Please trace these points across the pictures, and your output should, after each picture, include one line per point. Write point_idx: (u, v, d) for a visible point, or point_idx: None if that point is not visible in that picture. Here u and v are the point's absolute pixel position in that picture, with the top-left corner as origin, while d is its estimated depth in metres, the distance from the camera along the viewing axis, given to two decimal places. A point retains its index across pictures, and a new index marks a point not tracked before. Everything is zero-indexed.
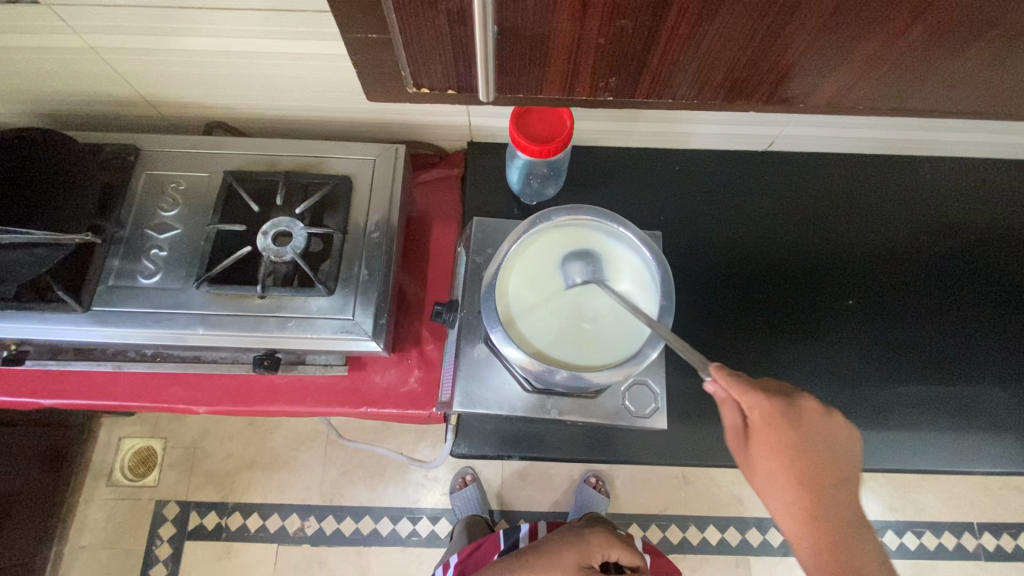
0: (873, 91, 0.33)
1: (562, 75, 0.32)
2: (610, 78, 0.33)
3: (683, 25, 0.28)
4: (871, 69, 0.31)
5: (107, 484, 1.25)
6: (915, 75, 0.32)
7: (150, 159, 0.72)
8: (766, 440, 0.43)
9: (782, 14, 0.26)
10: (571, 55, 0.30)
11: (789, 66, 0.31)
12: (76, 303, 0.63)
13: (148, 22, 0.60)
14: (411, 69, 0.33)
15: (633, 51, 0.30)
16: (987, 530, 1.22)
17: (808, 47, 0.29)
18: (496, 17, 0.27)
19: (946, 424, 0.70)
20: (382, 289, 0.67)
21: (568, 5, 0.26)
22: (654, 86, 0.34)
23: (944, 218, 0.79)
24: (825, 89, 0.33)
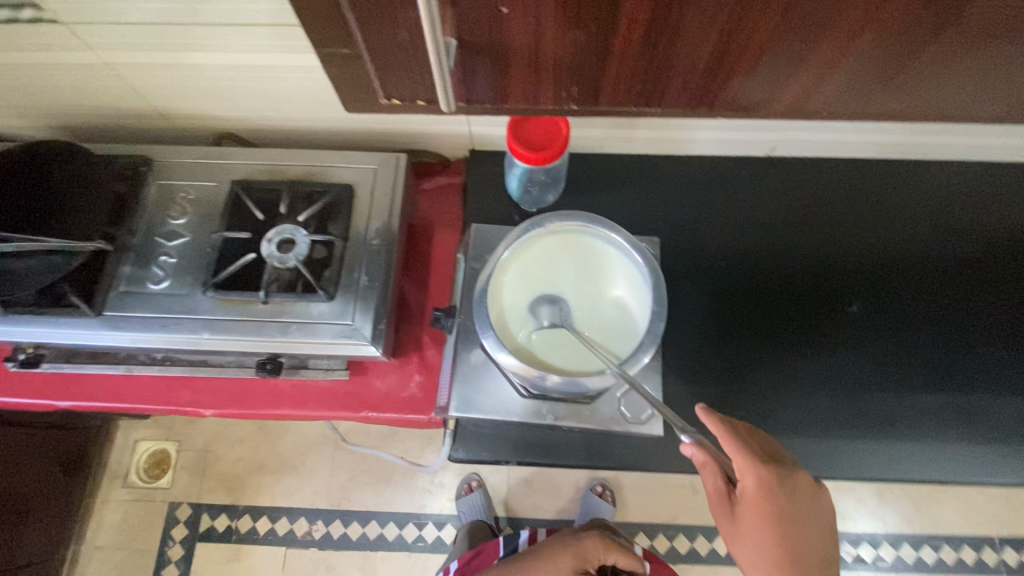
0: (843, 96, 0.34)
1: (526, 86, 0.33)
2: (572, 87, 0.33)
3: (637, 33, 0.29)
4: (836, 70, 0.31)
5: (122, 485, 1.28)
6: (887, 74, 0.31)
7: (161, 170, 0.75)
8: (751, 505, 0.45)
9: (734, 18, 0.27)
10: (535, 64, 0.31)
11: (754, 71, 0.32)
12: (88, 307, 0.65)
13: (160, 38, 0.63)
14: (384, 82, 0.34)
15: (590, 62, 0.31)
16: (1010, 545, 1.18)
17: (772, 46, 0.29)
18: (462, 30, 0.29)
19: (952, 432, 0.69)
20: (381, 295, 0.68)
21: (521, 18, 0.28)
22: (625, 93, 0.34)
23: (952, 223, 0.78)
24: (792, 96, 0.34)
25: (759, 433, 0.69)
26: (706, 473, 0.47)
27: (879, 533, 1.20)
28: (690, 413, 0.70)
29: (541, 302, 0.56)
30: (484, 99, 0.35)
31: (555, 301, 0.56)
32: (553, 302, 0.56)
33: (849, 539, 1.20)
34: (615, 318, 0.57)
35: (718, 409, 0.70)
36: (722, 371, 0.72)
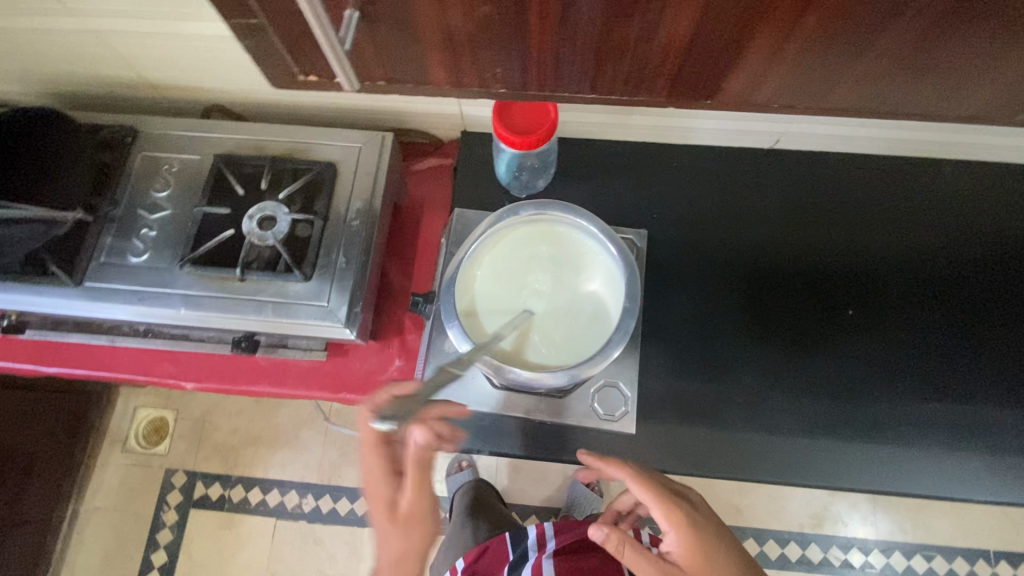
0: (806, 78, 0.33)
1: (447, 67, 0.35)
2: (495, 70, 0.34)
3: (554, 12, 0.29)
4: (801, 33, 0.29)
5: (121, 449, 1.31)
6: (855, 44, 0.30)
7: (147, 142, 0.74)
8: (681, 549, 0.53)
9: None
10: (451, 42, 0.32)
11: (692, 48, 0.31)
12: (67, 277, 0.66)
13: (142, 5, 0.61)
14: (296, 55, 0.35)
15: (525, 13, 0.30)
16: (1005, 559, 1.15)
17: (712, 8, 0.28)
18: (367, 3, 0.30)
19: (944, 444, 0.66)
20: (359, 277, 0.67)
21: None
22: (553, 66, 0.34)
23: (962, 225, 0.74)
24: (748, 71, 0.33)
25: (741, 435, 0.67)
26: (631, 556, 0.54)
27: (871, 539, 1.18)
28: (672, 411, 0.68)
29: (512, 294, 0.55)
30: (398, 76, 0.36)
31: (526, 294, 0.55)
32: (522, 294, 0.55)
33: (838, 544, 1.18)
34: (588, 312, 0.55)
35: (701, 409, 0.68)
36: (705, 370, 0.70)
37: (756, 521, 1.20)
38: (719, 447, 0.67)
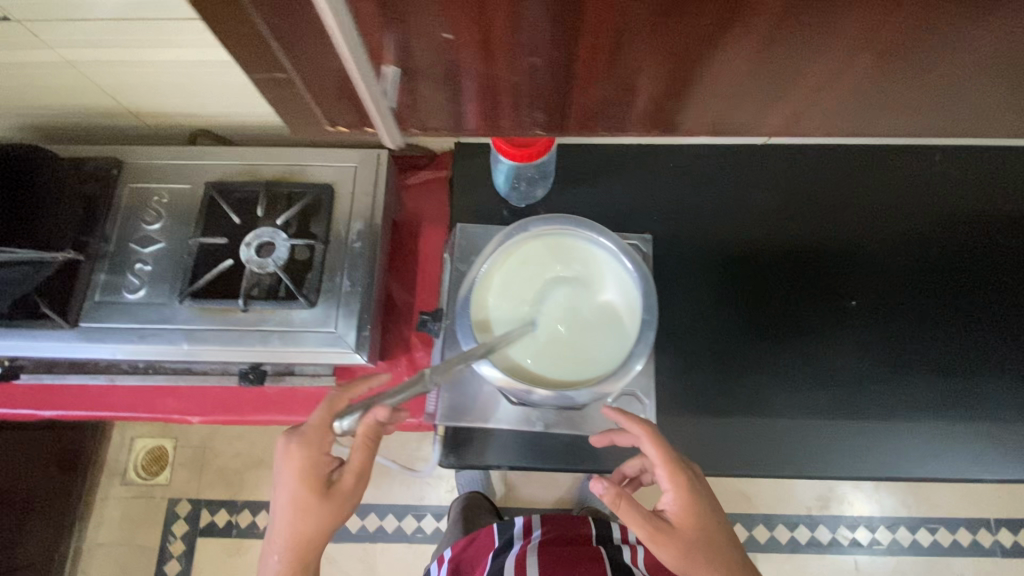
0: (848, 106, 0.32)
1: (482, 109, 0.34)
2: (536, 112, 0.34)
3: (600, 64, 0.29)
4: (849, 74, 0.29)
5: (121, 482, 1.28)
6: (905, 81, 0.29)
7: (133, 173, 0.72)
8: (677, 509, 0.53)
9: (706, 45, 0.27)
10: (489, 90, 0.32)
11: (732, 91, 0.31)
12: (63, 320, 0.63)
13: (123, 36, 0.59)
14: (324, 108, 0.34)
15: (566, 54, 0.28)
16: (1005, 526, 1.18)
17: (762, 55, 0.28)
18: (400, 56, 0.29)
19: (958, 425, 0.67)
20: (365, 300, 0.66)
21: (467, 47, 0.28)
22: (591, 105, 0.33)
23: (956, 209, 0.75)
24: (792, 107, 0.32)
25: (757, 429, 0.67)
26: (628, 511, 0.52)
27: (876, 516, 1.20)
28: (688, 410, 0.68)
29: (527, 310, 0.55)
30: (432, 124, 0.36)
31: (541, 308, 0.55)
32: (537, 309, 0.55)
33: (845, 523, 1.20)
34: (604, 324, 0.55)
35: (717, 407, 0.68)
36: (719, 369, 0.69)
37: (764, 507, 1.21)
38: (738, 445, 0.66)
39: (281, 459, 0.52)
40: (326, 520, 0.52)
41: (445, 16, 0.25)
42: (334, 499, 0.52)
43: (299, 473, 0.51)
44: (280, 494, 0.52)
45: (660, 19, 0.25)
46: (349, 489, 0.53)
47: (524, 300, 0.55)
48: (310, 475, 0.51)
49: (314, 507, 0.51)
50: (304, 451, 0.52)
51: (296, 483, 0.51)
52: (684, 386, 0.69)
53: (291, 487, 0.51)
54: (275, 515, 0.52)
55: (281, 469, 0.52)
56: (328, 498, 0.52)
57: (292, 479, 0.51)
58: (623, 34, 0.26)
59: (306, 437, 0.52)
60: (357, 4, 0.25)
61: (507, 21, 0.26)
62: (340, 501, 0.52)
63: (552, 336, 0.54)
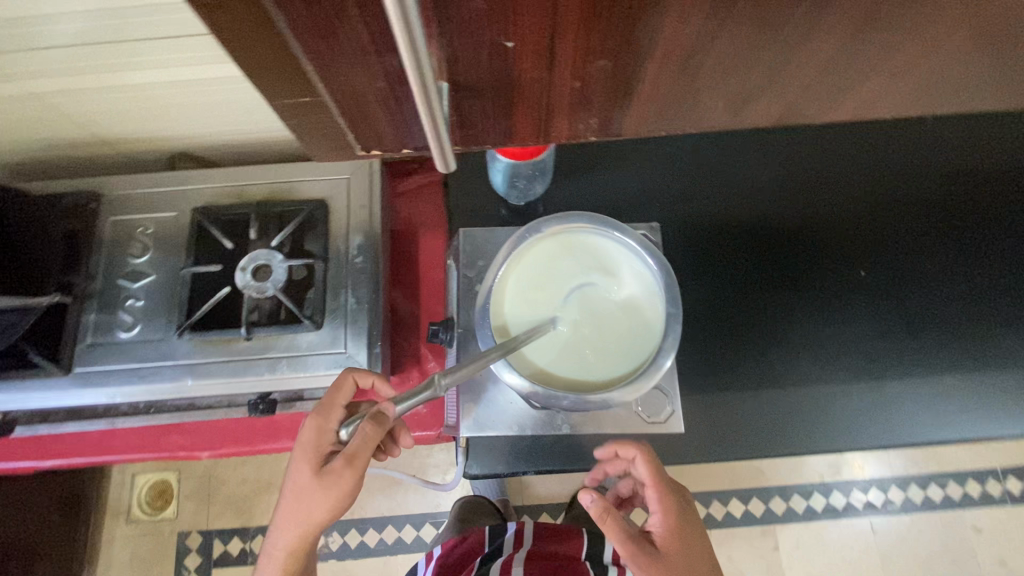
0: (914, 98, 0.31)
1: (533, 121, 0.32)
2: (591, 119, 0.32)
3: (672, 62, 0.26)
4: (933, 56, 0.27)
5: (126, 521, 1.23)
6: (984, 57, 0.28)
7: (113, 204, 0.68)
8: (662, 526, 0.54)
9: (798, 34, 0.25)
10: (542, 98, 0.29)
11: (809, 85, 0.29)
12: (56, 366, 0.60)
13: (92, 60, 0.56)
14: (359, 132, 0.31)
15: (637, 56, 0.26)
16: (1012, 475, 1.21)
17: (851, 45, 0.26)
18: (454, 73, 0.26)
19: (981, 386, 0.67)
20: (373, 316, 0.64)
21: (528, 53, 0.25)
22: (650, 108, 0.31)
23: (958, 170, 0.75)
24: (861, 95, 0.30)
25: (779, 408, 0.66)
26: (614, 527, 0.53)
27: (887, 477, 1.22)
28: (710, 397, 0.67)
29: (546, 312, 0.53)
30: (477, 140, 0.33)
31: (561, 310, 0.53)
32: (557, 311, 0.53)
33: (858, 487, 1.22)
34: (628, 322, 0.53)
35: (739, 391, 0.67)
36: (738, 352, 0.68)
37: (779, 479, 1.22)
38: (767, 426, 0.66)
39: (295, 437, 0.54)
40: (316, 502, 0.49)
41: (508, 20, 0.23)
42: (328, 481, 0.49)
43: (303, 450, 0.52)
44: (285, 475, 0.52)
45: (752, 9, 0.23)
46: (342, 475, 0.49)
47: (544, 302, 0.53)
48: (312, 452, 0.51)
49: (308, 487, 0.50)
50: (313, 430, 0.53)
51: (300, 459, 0.51)
52: (705, 373, 0.68)
53: (295, 465, 0.51)
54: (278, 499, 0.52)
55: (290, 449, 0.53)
56: (322, 477, 0.49)
57: (298, 455, 0.52)
58: (705, 26, 0.24)
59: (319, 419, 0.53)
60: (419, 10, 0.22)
61: (578, 20, 0.23)
62: (334, 484, 0.49)
63: (575, 337, 0.53)
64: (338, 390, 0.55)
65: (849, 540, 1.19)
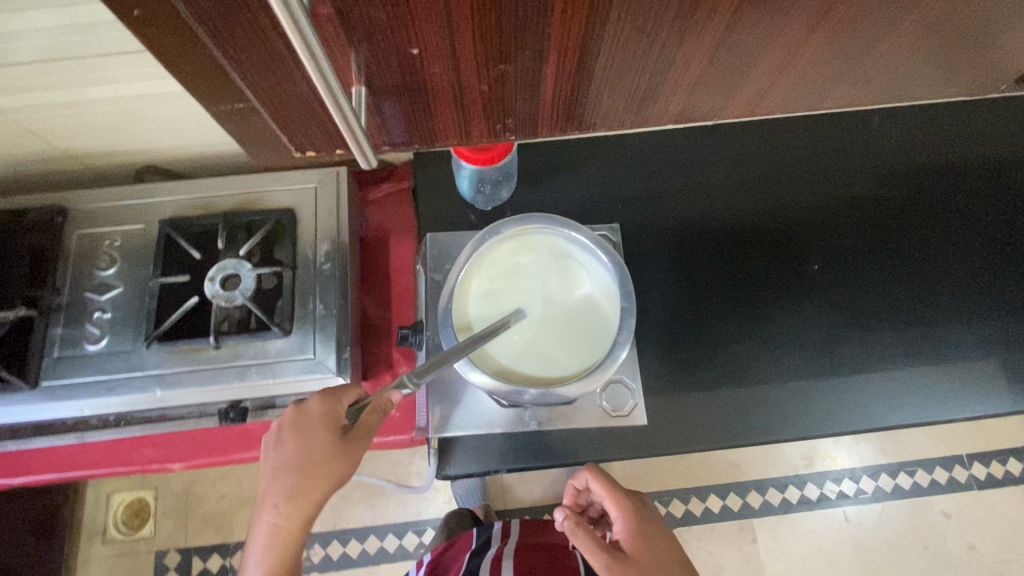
0: (801, 86, 0.34)
1: (455, 121, 0.34)
2: (507, 119, 0.34)
3: (567, 62, 0.29)
4: (805, 50, 0.30)
5: (102, 542, 1.20)
6: (859, 49, 0.31)
7: (79, 218, 0.68)
8: (624, 529, 0.57)
9: (674, 36, 0.27)
10: (457, 101, 0.31)
11: (699, 81, 0.32)
12: (21, 381, 0.60)
13: (50, 76, 0.56)
14: (290, 135, 0.32)
15: (530, 61, 0.28)
16: (977, 460, 1.25)
17: (723, 43, 0.28)
18: (369, 76, 0.28)
19: (930, 369, 0.70)
20: (341, 321, 0.65)
21: (434, 60, 0.27)
22: (561, 106, 0.33)
23: (898, 165, 0.79)
24: (755, 86, 0.33)
25: (739, 398, 0.68)
26: (581, 538, 0.56)
27: (859, 467, 1.26)
28: (674, 389, 0.69)
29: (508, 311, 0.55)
30: (403, 139, 0.35)
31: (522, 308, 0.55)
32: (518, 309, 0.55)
33: (831, 478, 1.25)
34: (587, 318, 0.55)
35: (702, 383, 0.69)
36: (701, 346, 0.71)
37: (755, 474, 1.25)
38: (730, 417, 0.68)
39: (295, 410, 0.50)
40: (336, 469, 0.48)
41: (410, 31, 0.25)
42: (352, 450, 0.49)
43: (315, 420, 0.49)
44: (285, 447, 0.48)
45: (630, 13, 0.25)
46: (362, 444, 0.51)
47: (505, 301, 0.55)
48: (327, 422, 0.49)
49: (329, 453, 0.48)
50: (329, 401, 0.51)
51: (315, 428, 0.49)
52: (670, 367, 0.70)
53: (309, 435, 0.48)
54: (274, 473, 0.47)
55: (293, 422, 0.49)
56: (346, 444, 0.49)
57: (309, 425, 0.49)
58: (589, 29, 0.26)
59: (327, 394, 0.52)
60: (321, 22, 0.24)
61: (472, 28, 0.25)
62: (356, 453, 0.50)
63: (537, 335, 0.54)
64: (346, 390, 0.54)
65: (824, 530, 1.22)
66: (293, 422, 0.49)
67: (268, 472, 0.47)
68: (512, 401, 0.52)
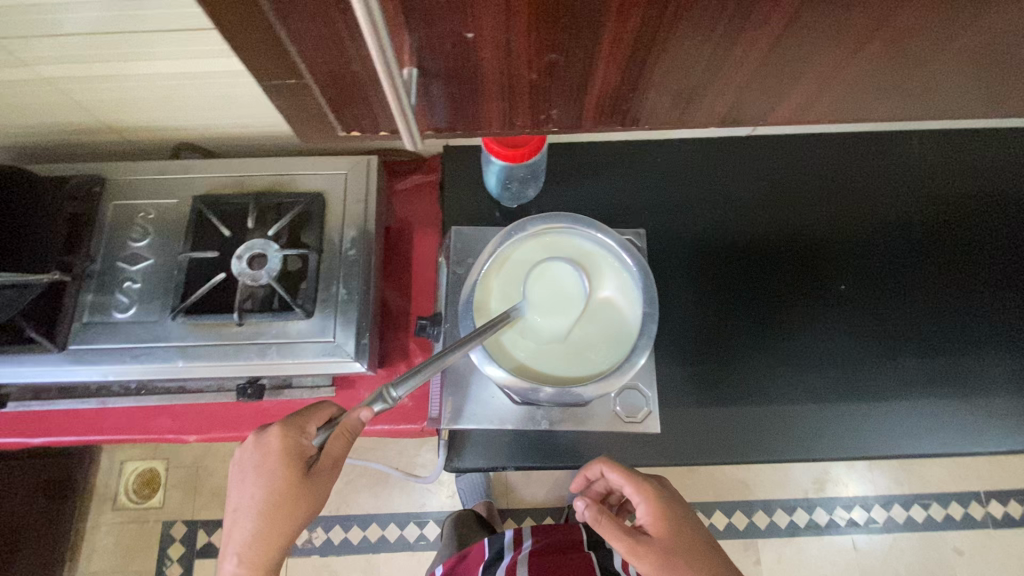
0: (847, 97, 0.33)
1: (499, 109, 0.34)
2: (550, 110, 0.34)
3: (619, 56, 0.29)
4: (858, 61, 0.30)
5: (112, 508, 1.23)
6: (914, 64, 0.30)
7: (116, 189, 0.70)
8: (648, 518, 0.54)
9: (729, 37, 0.27)
10: (504, 87, 0.32)
11: (747, 84, 0.31)
12: (50, 342, 0.62)
13: (99, 49, 0.58)
14: (338, 112, 0.33)
15: (582, 53, 0.29)
16: (995, 498, 1.22)
17: (777, 48, 0.28)
18: (423, 58, 0.29)
19: (955, 399, 0.68)
20: (363, 307, 0.66)
21: (488, 44, 0.27)
22: (606, 99, 0.33)
23: (937, 188, 0.77)
24: (801, 94, 0.33)
25: (755, 413, 0.68)
26: (609, 525, 0.53)
27: (871, 495, 1.23)
28: (689, 400, 0.68)
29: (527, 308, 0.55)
30: (447, 123, 0.36)
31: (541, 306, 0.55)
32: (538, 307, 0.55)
33: (841, 504, 1.22)
34: (606, 323, 0.55)
35: (717, 395, 0.68)
36: (719, 358, 0.70)
37: (762, 493, 1.23)
38: (744, 432, 0.67)
39: (255, 445, 0.48)
40: (300, 507, 0.47)
41: (466, 14, 0.25)
42: (314, 489, 0.48)
43: (274, 456, 0.47)
44: (247, 488, 0.47)
45: (686, 11, 0.25)
46: (330, 474, 0.49)
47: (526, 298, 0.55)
48: (286, 458, 0.47)
49: (292, 491, 0.47)
50: (288, 435, 0.48)
51: (276, 467, 0.47)
52: (686, 377, 0.69)
53: (266, 473, 0.47)
54: (240, 514, 0.47)
55: (253, 460, 0.48)
56: (307, 482, 0.47)
57: (267, 464, 0.47)
58: (645, 24, 0.26)
59: (289, 423, 0.49)
60: (384, 2, 0.24)
61: (529, 16, 0.25)
62: (318, 489, 0.48)
63: (555, 334, 0.54)
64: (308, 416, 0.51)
65: (830, 557, 1.19)
66: (254, 459, 0.47)
67: (238, 511, 0.47)
68: (526, 399, 0.52)
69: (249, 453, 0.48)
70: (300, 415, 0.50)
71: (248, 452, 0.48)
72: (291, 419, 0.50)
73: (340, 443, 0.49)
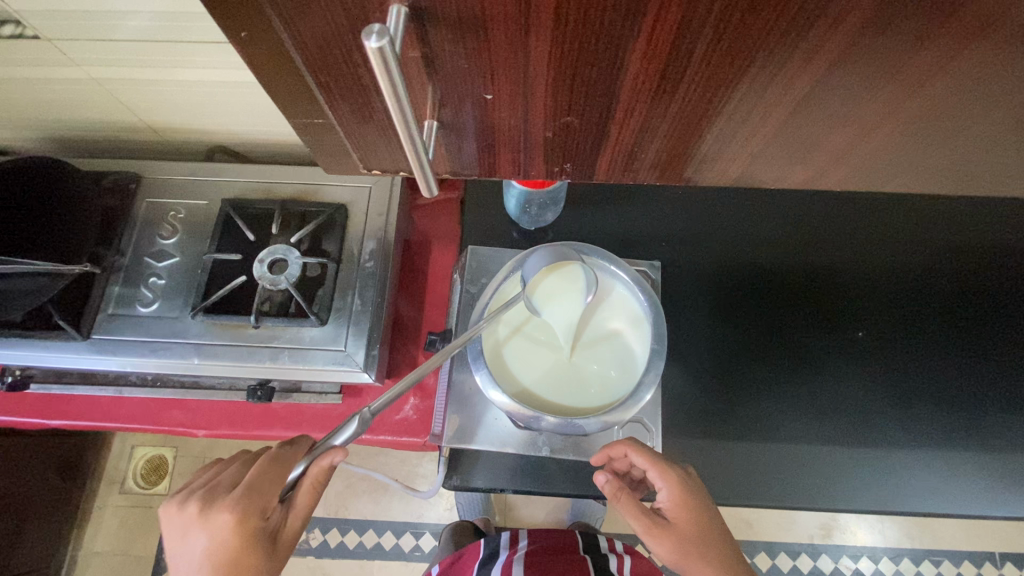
0: (865, 168, 0.33)
1: (514, 162, 0.35)
2: (565, 164, 0.35)
3: (633, 120, 0.30)
4: (874, 136, 0.30)
5: (120, 490, 1.26)
6: (933, 142, 0.30)
7: (151, 188, 0.73)
8: (671, 504, 0.51)
9: (742, 107, 0.28)
10: (521, 144, 0.33)
11: (763, 150, 0.32)
12: (76, 331, 0.64)
13: (147, 55, 0.60)
14: (361, 153, 0.34)
15: (596, 115, 0.29)
16: (1010, 561, 1.17)
17: (791, 120, 0.29)
18: (443, 113, 0.30)
19: (972, 457, 0.66)
20: (375, 319, 0.67)
21: (505, 104, 0.29)
22: (621, 159, 0.34)
23: (961, 242, 0.76)
24: (817, 163, 0.33)
25: (761, 456, 0.66)
26: (627, 504, 0.51)
27: (880, 547, 1.19)
28: (695, 436, 0.67)
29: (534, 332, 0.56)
30: (464, 169, 0.37)
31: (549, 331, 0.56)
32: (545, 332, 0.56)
33: (848, 554, 1.19)
34: (615, 354, 0.55)
35: (724, 433, 0.67)
36: (727, 396, 0.69)
37: (767, 535, 1.20)
38: (748, 473, 0.66)
39: (207, 533, 0.43)
40: None
41: (487, 79, 0.27)
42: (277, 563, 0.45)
43: (232, 548, 0.43)
44: None
45: (700, 82, 0.26)
46: (293, 539, 0.47)
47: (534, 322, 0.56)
48: (249, 549, 0.43)
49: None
50: (244, 522, 0.43)
51: (231, 557, 0.43)
52: (693, 413, 0.68)
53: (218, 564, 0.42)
54: None
55: (203, 551, 0.43)
56: (272, 561, 0.44)
57: (224, 556, 0.42)
58: (658, 94, 0.27)
59: (244, 505, 0.44)
60: (408, 63, 0.26)
61: (549, 83, 0.27)
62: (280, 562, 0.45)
63: (560, 361, 0.55)
64: (264, 481, 0.46)
65: None
66: (207, 551, 0.42)
67: None
68: (528, 424, 0.52)
69: (197, 540, 0.43)
70: (255, 492, 0.45)
71: (195, 537, 0.43)
72: (244, 493, 0.44)
73: (305, 505, 0.47)
